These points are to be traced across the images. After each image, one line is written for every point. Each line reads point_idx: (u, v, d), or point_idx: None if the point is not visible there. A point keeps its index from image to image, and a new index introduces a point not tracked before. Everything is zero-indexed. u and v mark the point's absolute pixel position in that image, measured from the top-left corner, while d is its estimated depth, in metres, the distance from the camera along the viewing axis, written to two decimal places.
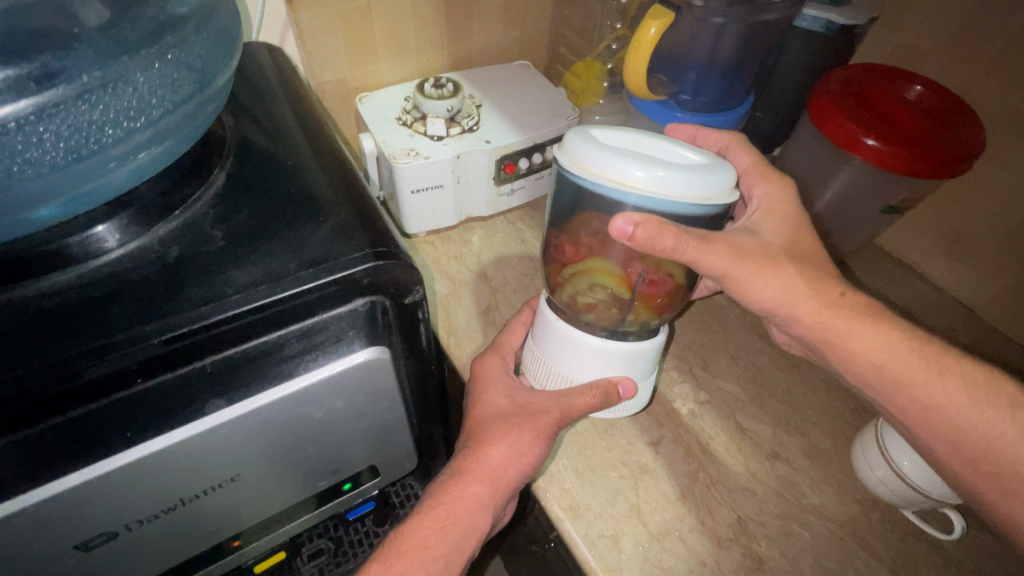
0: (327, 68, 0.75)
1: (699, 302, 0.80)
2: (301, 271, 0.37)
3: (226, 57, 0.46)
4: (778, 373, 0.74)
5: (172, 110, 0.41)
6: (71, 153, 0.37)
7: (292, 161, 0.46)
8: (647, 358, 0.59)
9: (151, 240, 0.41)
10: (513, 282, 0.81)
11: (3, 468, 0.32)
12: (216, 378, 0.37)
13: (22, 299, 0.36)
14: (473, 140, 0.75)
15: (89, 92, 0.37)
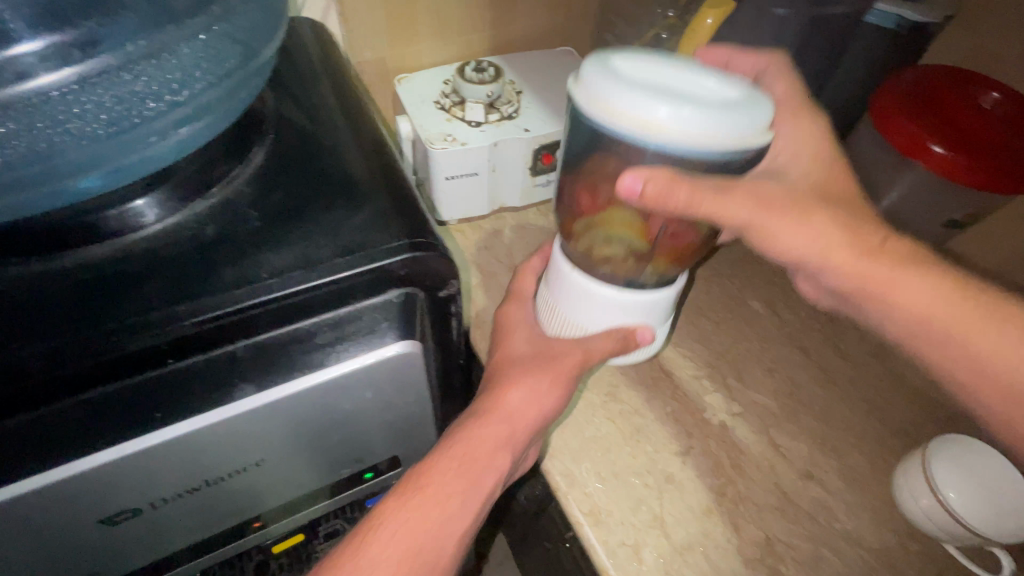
0: (367, 47, 0.74)
1: (738, 308, 0.76)
2: (336, 258, 0.36)
3: (274, 32, 0.45)
4: (816, 389, 0.70)
5: (215, 84, 0.40)
6: (113, 126, 0.36)
7: (330, 143, 0.45)
8: (663, 307, 0.57)
9: (188, 216, 0.40)
10: None
11: (37, 437, 0.32)
12: (247, 363, 0.36)
13: (64, 270, 0.36)
14: (512, 128, 0.73)
15: (133, 63, 0.36)
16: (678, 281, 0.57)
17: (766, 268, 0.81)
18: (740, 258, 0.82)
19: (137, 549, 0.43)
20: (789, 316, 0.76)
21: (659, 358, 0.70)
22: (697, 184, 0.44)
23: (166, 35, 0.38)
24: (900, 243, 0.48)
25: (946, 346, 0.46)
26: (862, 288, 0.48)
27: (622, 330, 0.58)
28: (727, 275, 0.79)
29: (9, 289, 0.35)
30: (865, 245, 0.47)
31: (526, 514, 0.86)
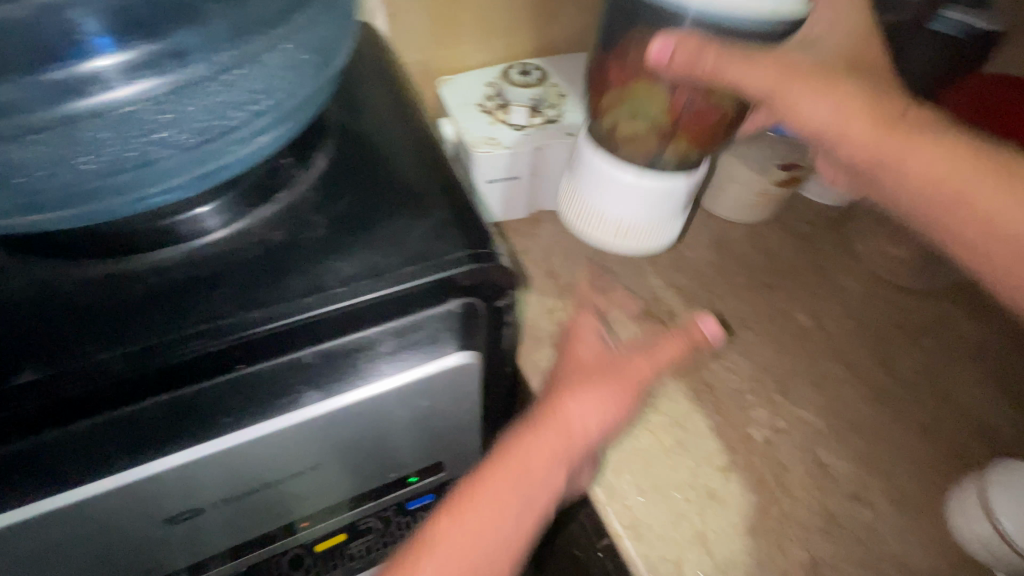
0: (412, 49, 0.74)
1: (782, 320, 0.74)
2: (404, 268, 0.36)
3: (345, 40, 0.45)
4: (863, 407, 0.68)
5: (292, 93, 0.41)
6: (203, 135, 0.38)
7: (391, 149, 0.45)
8: (676, 199, 0.65)
9: (253, 222, 0.40)
10: (582, 282, 0.75)
11: (125, 435, 0.35)
12: (313, 369, 0.37)
13: (135, 273, 0.37)
14: (556, 132, 0.72)
15: (224, 73, 0.39)
16: (703, 157, 0.64)
17: (810, 280, 0.79)
18: (784, 268, 0.79)
19: (191, 547, 0.44)
20: (835, 330, 0.74)
21: (700, 370, 0.68)
22: (722, 48, 0.49)
23: (252, 45, 0.41)
24: (920, 112, 0.50)
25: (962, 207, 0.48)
26: (878, 161, 0.50)
27: (635, 224, 0.67)
28: (770, 286, 0.77)
29: (84, 292, 0.36)
30: (887, 116, 0.49)
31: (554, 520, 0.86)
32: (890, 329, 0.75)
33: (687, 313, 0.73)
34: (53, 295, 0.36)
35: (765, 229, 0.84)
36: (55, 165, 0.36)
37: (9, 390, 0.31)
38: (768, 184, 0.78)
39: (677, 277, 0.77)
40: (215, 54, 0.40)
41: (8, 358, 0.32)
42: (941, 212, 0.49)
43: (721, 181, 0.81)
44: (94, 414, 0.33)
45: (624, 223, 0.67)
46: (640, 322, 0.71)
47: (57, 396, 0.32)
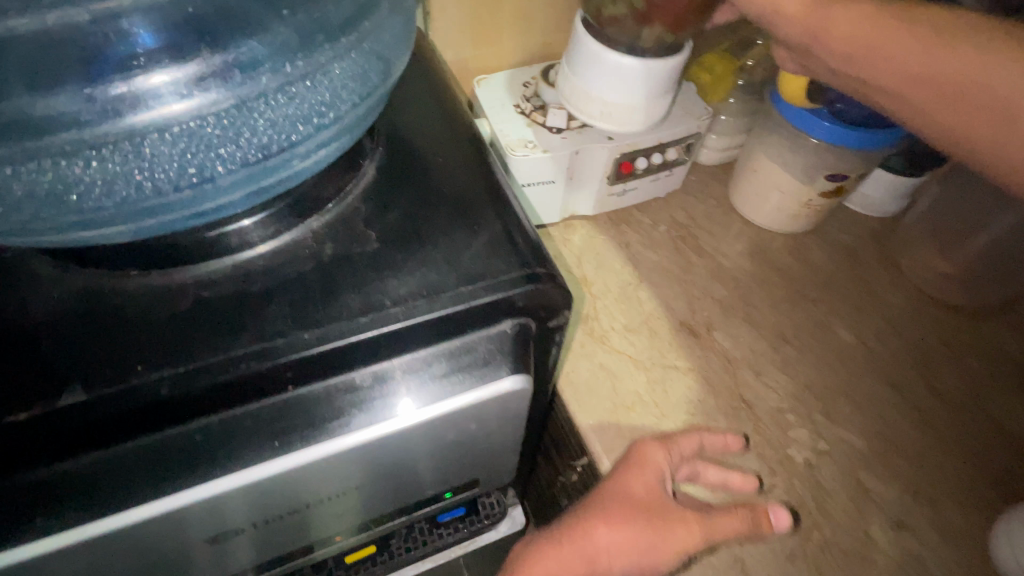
0: (450, 46, 0.71)
1: (824, 336, 0.71)
2: (460, 287, 0.36)
3: (405, 49, 0.44)
4: (908, 430, 0.65)
5: (358, 105, 0.40)
6: (263, 150, 0.37)
7: (440, 159, 0.44)
8: (661, 76, 0.65)
9: (303, 232, 0.39)
10: (616, 290, 0.73)
11: (173, 456, 0.33)
12: (361, 393, 0.35)
13: (183, 285, 0.36)
14: (594, 135, 0.71)
15: (289, 85, 0.39)
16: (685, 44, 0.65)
17: (853, 294, 0.76)
18: (825, 281, 0.77)
19: (224, 563, 0.42)
20: (879, 348, 0.71)
21: (738, 387, 0.66)
22: None
23: (320, 54, 0.40)
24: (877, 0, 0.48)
25: (954, 92, 0.45)
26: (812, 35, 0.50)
27: (619, 99, 0.66)
28: (812, 299, 0.75)
29: (130, 302, 0.35)
30: None
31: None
32: (936, 348, 0.72)
33: (725, 326, 0.71)
34: (101, 305, 0.35)
35: (805, 240, 0.81)
36: (114, 181, 0.34)
37: (61, 408, 0.30)
38: (813, 194, 0.75)
39: (714, 287, 0.74)
40: (283, 65, 0.39)
41: (60, 375, 0.32)
42: (932, 101, 0.46)
43: (763, 189, 0.78)
44: (137, 435, 0.32)
45: (609, 100, 0.66)
46: (676, 334, 0.70)
47: (107, 412, 0.31)
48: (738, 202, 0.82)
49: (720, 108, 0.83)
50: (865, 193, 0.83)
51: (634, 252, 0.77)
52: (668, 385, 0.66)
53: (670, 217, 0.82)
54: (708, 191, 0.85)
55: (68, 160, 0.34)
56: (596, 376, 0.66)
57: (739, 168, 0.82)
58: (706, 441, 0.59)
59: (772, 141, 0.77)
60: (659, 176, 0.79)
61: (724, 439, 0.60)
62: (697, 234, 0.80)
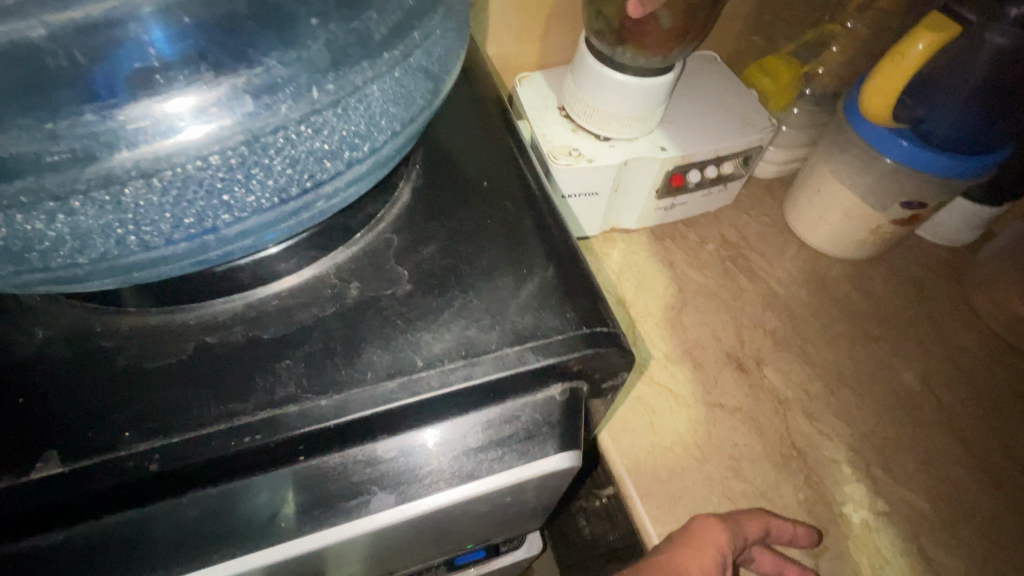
0: (494, 41, 0.66)
1: (888, 381, 0.64)
2: (505, 348, 0.32)
3: (455, 64, 0.40)
4: (979, 493, 0.58)
5: (398, 133, 0.36)
6: (277, 195, 0.33)
7: (487, 182, 0.40)
8: (641, 93, 0.59)
9: (327, 268, 0.36)
10: (657, 314, 0.67)
11: (167, 532, 0.29)
12: (384, 466, 0.31)
13: (185, 327, 0.33)
14: (646, 145, 0.64)
15: (315, 115, 0.33)
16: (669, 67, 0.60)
17: (919, 332, 0.69)
18: (888, 316, 0.70)
19: None
20: (949, 397, 0.64)
21: (789, 431, 0.60)
22: None
23: (354, 75, 0.35)
24: None
25: None
26: None
27: (602, 110, 0.61)
28: (875, 335, 0.68)
29: (125, 346, 0.33)
30: None
31: (588, 549, 0.80)
32: (1012, 400, 0.65)
33: (776, 360, 0.65)
34: (84, 353, 0.32)
35: (867, 268, 0.74)
36: (87, 234, 0.30)
37: (30, 482, 0.28)
38: (884, 221, 0.68)
39: (766, 316, 0.68)
40: (309, 90, 0.34)
41: (33, 443, 0.29)
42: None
43: (826, 210, 0.71)
44: (121, 509, 0.29)
45: (591, 107, 0.62)
46: (721, 369, 0.64)
47: (89, 489, 0.28)
48: (794, 221, 0.75)
49: (783, 118, 0.75)
50: (939, 220, 0.75)
51: (679, 272, 0.71)
52: (711, 424, 0.60)
53: (719, 234, 0.75)
54: (762, 208, 0.78)
55: (23, 214, 0.29)
56: (633, 411, 0.60)
57: (799, 184, 0.74)
58: (773, 530, 0.53)
59: (840, 161, 0.69)
60: (712, 191, 0.72)
61: (792, 531, 0.53)
62: (749, 254, 0.73)
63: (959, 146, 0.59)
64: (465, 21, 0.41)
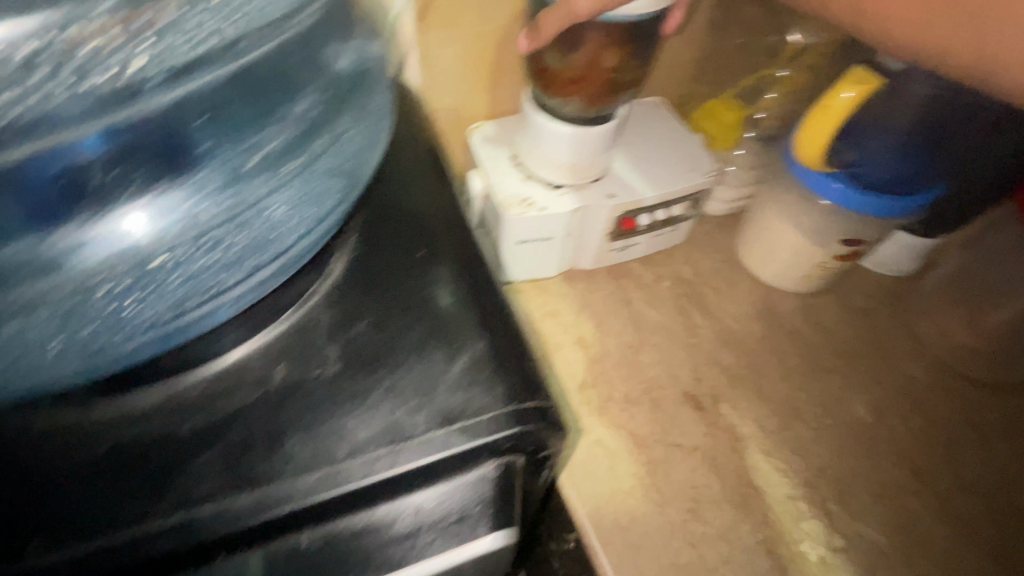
0: (444, 93, 0.67)
1: (840, 414, 0.66)
2: (433, 431, 0.32)
3: (375, 157, 0.43)
4: (932, 524, 0.60)
5: (306, 234, 0.39)
6: (175, 309, 0.35)
7: (425, 250, 0.40)
8: (576, 137, 0.61)
9: (251, 352, 0.35)
10: (616, 355, 0.68)
11: None
12: (312, 557, 0.31)
13: (104, 424, 0.32)
14: (595, 193, 0.66)
15: (209, 234, 0.37)
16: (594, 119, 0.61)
17: (868, 363, 0.71)
18: (838, 348, 0.72)
19: None
20: (899, 427, 0.66)
21: (747, 470, 0.61)
22: None
23: (249, 191, 0.39)
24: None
25: None
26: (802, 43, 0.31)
27: (543, 154, 0.63)
28: (826, 369, 0.70)
29: (36, 450, 0.31)
30: None
31: None
32: (959, 429, 0.67)
33: (733, 398, 0.66)
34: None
35: (817, 301, 0.76)
36: None
37: None
38: (827, 257, 0.70)
39: (721, 353, 0.69)
40: (203, 209, 0.37)
41: None
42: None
43: (772, 248, 0.74)
44: None
45: (536, 151, 0.64)
46: (680, 409, 0.64)
47: None
48: (745, 257, 0.77)
49: (729, 159, 0.78)
50: (883, 252, 0.78)
51: (636, 311, 0.73)
52: (671, 467, 0.60)
53: (674, 271, 0.77)
54: (714, 245, 0.80)
55: None
56: (593, 456, 0.60)
57: (747, 223, 0.77)
58: None
59: (782, 201, 0.72)
60: (663, 232, 0.74)
61: None
62: (703, 291, 0.75)
63: (901, 186, 0.62)
64: (382, 109, 0.44)
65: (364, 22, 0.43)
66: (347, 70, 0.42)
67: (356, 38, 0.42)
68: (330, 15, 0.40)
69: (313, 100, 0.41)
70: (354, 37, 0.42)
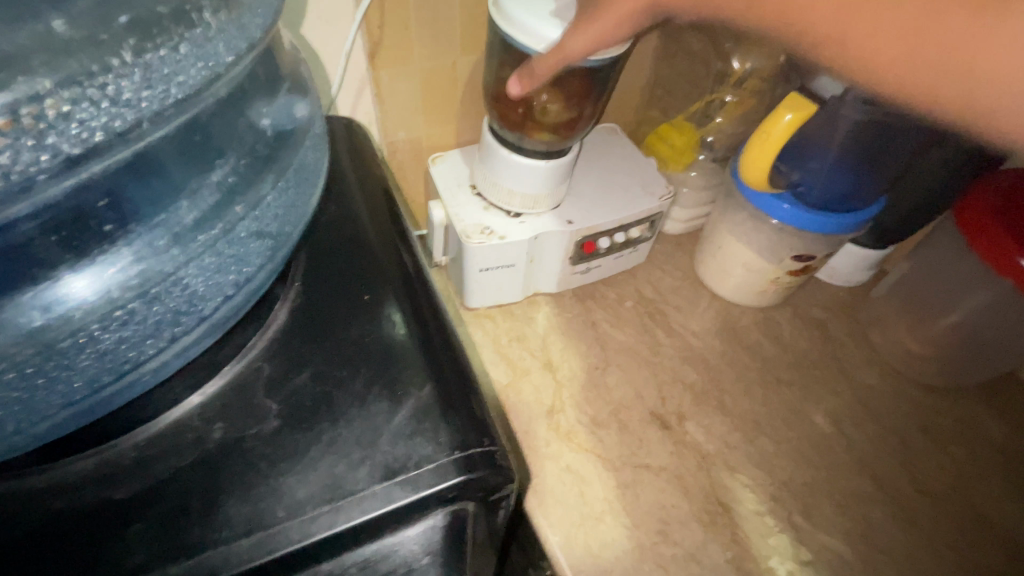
0: (401, 126, 0.68)
1: (800, 427, 0.68)
2: (375, 486, 0.31)
3: (306, 210, 0.41)
4: (893, 531, 0.61)
5: (230, 297, 0.37)
6: (90, 384, 0.33)
7: (370, 294, 0.40)
8: (529, 168, 0.62)
9: (185, 413, 0.34)
10: (582, 377, 0.69)
11: None
12: None
13: (30, 495, 0.30)
14: (553, 220, 0.67)
15: (119, 308, 0.33)
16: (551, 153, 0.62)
17: (826, 374, 0.73)
18: (797, 360, 0.74)
19: None
20: (857, 435, 0.68)
21: (713, 487, 0.62)
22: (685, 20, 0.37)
23: (163, 263, 0.34)
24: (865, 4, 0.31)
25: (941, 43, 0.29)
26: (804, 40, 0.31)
27: (499, 184, 0.64)
28: (785, 381, 0.71)
29: None
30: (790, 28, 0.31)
31: None
32: (914, 434, 0.69)
33: (697, 415, 0.67)
34: None
35: (775, 313, 0.79)
36: None
37: None
38: (780, 273, 0.72)
39: (684, 370, 0.71)
40: (111, 285, 0.33)
41: None
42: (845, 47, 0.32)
43: (728, 265, 0.76)
44: None
45: (492, 180, 0.65)
46: (647, 429, 0.65)
47: None
48: (703, 274, 0.79)
49: (683, 180, 0.81)
50: (834, 264, 0.80)
51: (600, 331, 0.73)
52: (639, 489, 0.61)
53: (636, 290, 0.78)
54: (675, 262, 0.82)
55: None
56: (563, 482, 0.60)
57: (705, 241, 0.79)
58: None
59: (734, 220, 0.74)
60: (622, 253, 0.75)
61: None
62: (665, 310, 0.77)
63: (840, 202, 0.65)
64: (314, 173, 0.42)
65: (294, 79, 0.43)
66: (270, 129, 0.41)
67: (279, 98, 0.41)
68: (253, 78, 0.40)
69: (231, 167, 0.38)
70: (278, 97, 0.41)
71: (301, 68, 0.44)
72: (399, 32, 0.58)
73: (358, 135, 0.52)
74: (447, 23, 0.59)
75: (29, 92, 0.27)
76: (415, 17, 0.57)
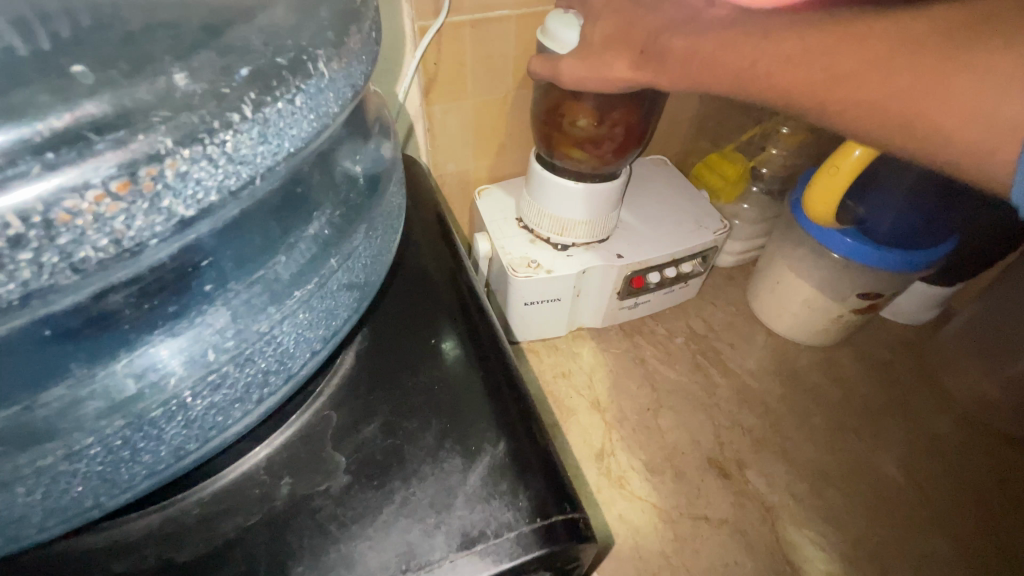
0: (450, 160, 0.67)
1: (873, 480, 0.62)
2: (450, 557, 0.29)
3: (386, 258, 0.40)
4: None
5: (317, 354, 0.35)
6: (176, 454, 0.30)
7: (434, 337, 0.38)
8: (584, 200, 0.61)
9: (252, 466, 0.33)
10: (633, 418, 0.65)
11: None
12: None
13: (91, 556, 0.29)
14: (603, 254, 0.65)
15: (213, 374, 0.30)
16: (583, 176, 0.60)
17: (897, 421, 0.68)
18: (864, 406, 0.69)
19: None
20: (936, 490, 0.62)
21: (781, 544, 0.57)
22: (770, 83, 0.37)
23: (258, 322, 0.32)
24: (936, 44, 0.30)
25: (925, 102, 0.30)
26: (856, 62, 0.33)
27: (547, 215, 0.63)
28: (853, 428, 0.67)
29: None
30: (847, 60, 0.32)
31: None
32: (1001, 490, 0.63)
33: (758, 463, 0.63)
34: None
35: (836, 353, 0.74)
36: None
37: None
38: (844, 311, 0.68)
39: (742, 414, 0.67)
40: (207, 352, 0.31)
41: None
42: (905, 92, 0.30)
43: (786, 302, 0.72)
44: None
45: (541, 212, 0.63)
46: (704, 476, 0.61)
47: None
48: (759, 311, 0.76)
49: (735, 213, 0.78)
50: (898, 302, 0.76)
51: (650, 369, 0.70)
52: (698, 543, 0.56)
53: (687, 326, 0.75)
54: (727, 297, 0.79)
55: None
56: (617, 532, 0.57)
57: (759, 276, 0.76)
58: None
59: (793, 255, 0.70)
60: (674, 288, 0.72)
61: None
62: (719, 347, 0.73)
63: (907, 239, 0.61)
64: (396, 215, 0.41)
65: (377, 119, 0.42)
66: (361, 175, 0.40)
67: (370, 142, 0.41)
68: (346, 122, 0.38)
69: (325, 219, 0.37)
70: (371, 141, 0.41)
71: (382, 110, 0.45)
72: (454, 68, 0.58)
73: (416, 173, 0.52)
74: (502, 59, 0.59)
75: (149, 151, 0.23)
76: (471, 55, 0.58)
